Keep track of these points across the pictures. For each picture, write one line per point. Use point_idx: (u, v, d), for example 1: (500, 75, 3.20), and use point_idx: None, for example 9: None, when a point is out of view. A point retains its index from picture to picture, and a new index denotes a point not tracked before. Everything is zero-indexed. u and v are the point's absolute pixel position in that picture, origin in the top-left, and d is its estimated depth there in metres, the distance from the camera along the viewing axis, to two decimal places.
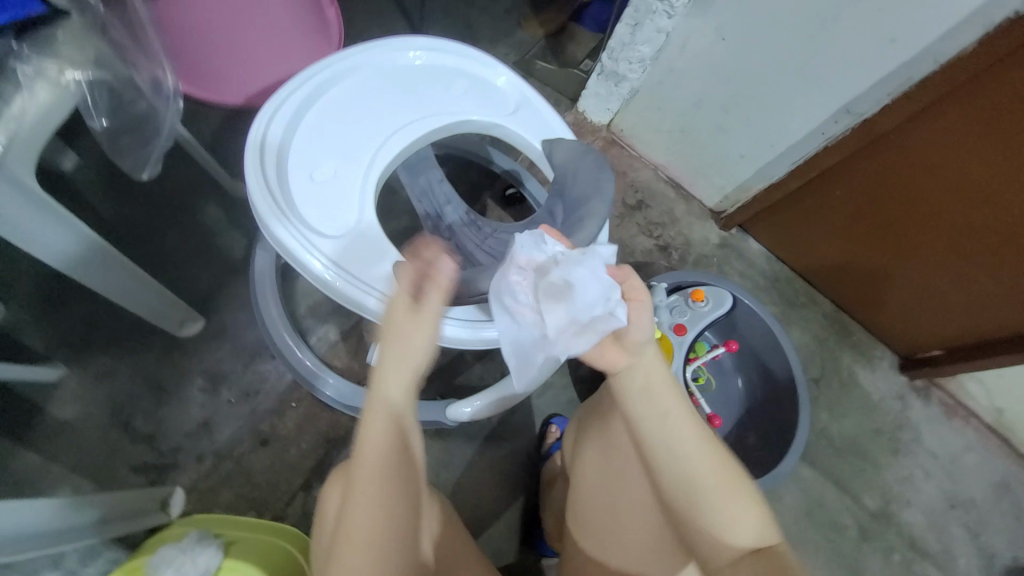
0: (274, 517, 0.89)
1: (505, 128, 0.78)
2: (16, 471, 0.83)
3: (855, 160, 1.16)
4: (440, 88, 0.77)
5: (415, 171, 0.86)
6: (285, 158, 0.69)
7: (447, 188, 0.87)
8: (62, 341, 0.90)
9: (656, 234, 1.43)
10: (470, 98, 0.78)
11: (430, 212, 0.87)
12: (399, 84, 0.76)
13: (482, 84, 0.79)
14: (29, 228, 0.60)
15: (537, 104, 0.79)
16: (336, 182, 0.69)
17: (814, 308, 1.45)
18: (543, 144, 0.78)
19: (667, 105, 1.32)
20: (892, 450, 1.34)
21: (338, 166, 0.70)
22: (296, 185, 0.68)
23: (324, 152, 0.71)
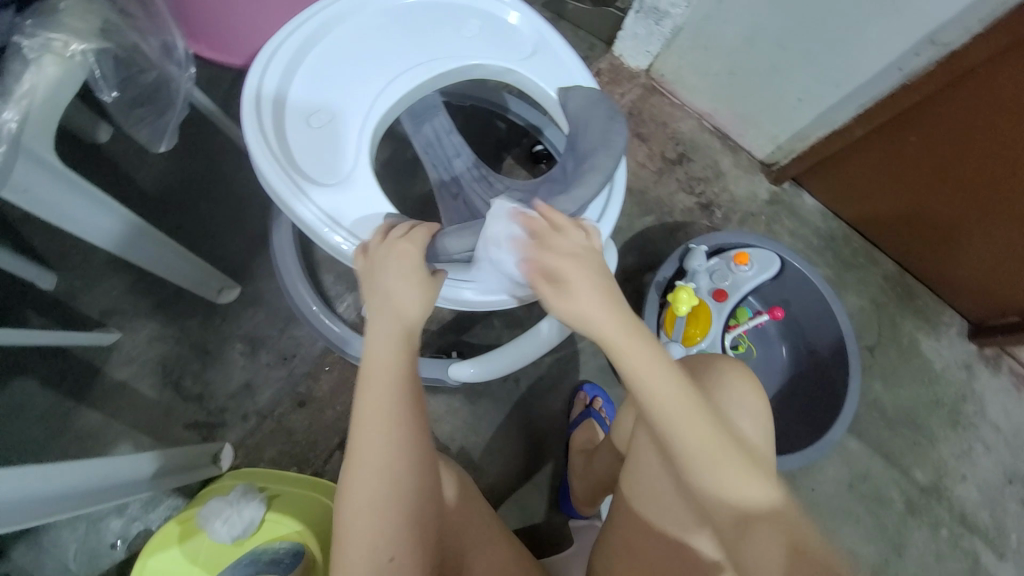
0: (314, 473, 0.94)
1: (519, 72, 0.73)
2: (84, 426, 0.91)
3: (934, 103, 1.01)
4: (445, 30, 0.72)
5: (421, 122, 0.83)
6: (291, 119, 0.66)
7: (455, 139, 0.84)
8: (115, 308, 0.96)
9: (697, 191, 1.32)
10: (479, 39, 0.73)
11: (437, 164, 0.84)
12: (401, 27, 0.71)
13: (494, 23, 0.74)
14: (62, 206, 0.61)
15: (551, 44, 0.74)
16: (344, 140, 0.66)
17: (874, 269, 1.33)
18: (559, 91, 0.72)
19: (714, 45, 1.18)
20: (951, 423, 1.24)
21: (346, 125, 0.67)
22: (296, 138, 0.65)
23: (324, 101, 0.67)
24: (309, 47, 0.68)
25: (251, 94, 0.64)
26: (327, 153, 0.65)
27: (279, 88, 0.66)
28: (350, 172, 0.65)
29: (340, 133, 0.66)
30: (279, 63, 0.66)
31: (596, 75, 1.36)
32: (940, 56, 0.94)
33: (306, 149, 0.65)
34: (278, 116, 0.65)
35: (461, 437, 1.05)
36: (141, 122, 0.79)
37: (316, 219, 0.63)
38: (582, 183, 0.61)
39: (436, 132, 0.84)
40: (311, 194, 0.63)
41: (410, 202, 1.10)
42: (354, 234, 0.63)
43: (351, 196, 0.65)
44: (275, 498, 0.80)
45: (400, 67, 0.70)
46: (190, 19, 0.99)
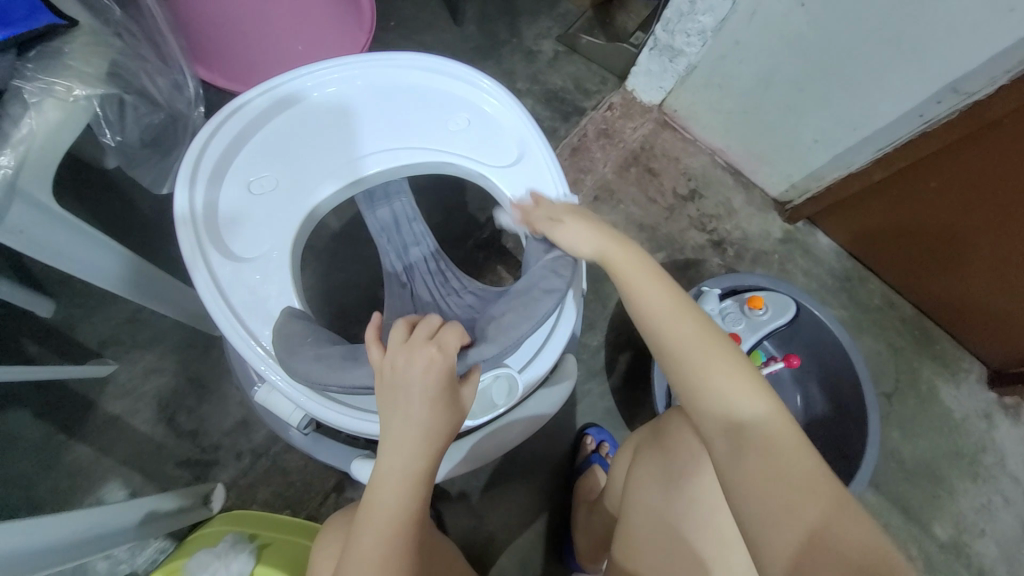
0: (307, 517, 0.90)
1: (490, 176, 0.68)
2: (74, 461, 0.88)
3: (955, 149, 0.99)
4: (427, 121, 0.68)
5: (378, 203, 0.77)
6: (231, 176, 0.64)
7: (418, 228, 0.80)
8: (113, 338, 0.94)
9: (709, 228, 1.30)
10: (462, 135, 0.69)
11: (393, 250, 0.79)
12: (381, 111, 0.68)
13: (486, 119, 0.69)
14: (61, 248, 0.60)
15: (536, 153, 0.68)
16: (277, 216, 0.64)
17: (891, 312, 1.29)
18: (528, 209, 0.67)
19: (728, 84, 1.17)
20: (972, 475, 1.19)
21: (283, 201, 0.64)
22: (229, 197, 0.63)
23: (272, 166, 0.65)
24: (284, 104, 0.66)
25: (200, 139, 0.62)
26: (255, 222, 0.63)
27: (234, 139, 0.64)
28: (271, 250, 0.63)
29: (272, 207, 0.64)
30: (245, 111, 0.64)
31: (608, 109, 1.35)
32: (961, 104, 0.92)
33: (236, 212, 0.63)
34: (223, 169, 0.63)
35: (461, 481, 1.01)
36: (145, 166, 0.84)
37: (215, 301, 0.59)
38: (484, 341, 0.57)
39: (395, 216, 0.79)
40: (218, 265, 0.60)
41: None
42: (250, 323, 0.60)
43: (264, 276, 0.62)
44: (265, 546, 0.77)
45: (360, 152, 0.67)
46: (207, 51, 0.99)
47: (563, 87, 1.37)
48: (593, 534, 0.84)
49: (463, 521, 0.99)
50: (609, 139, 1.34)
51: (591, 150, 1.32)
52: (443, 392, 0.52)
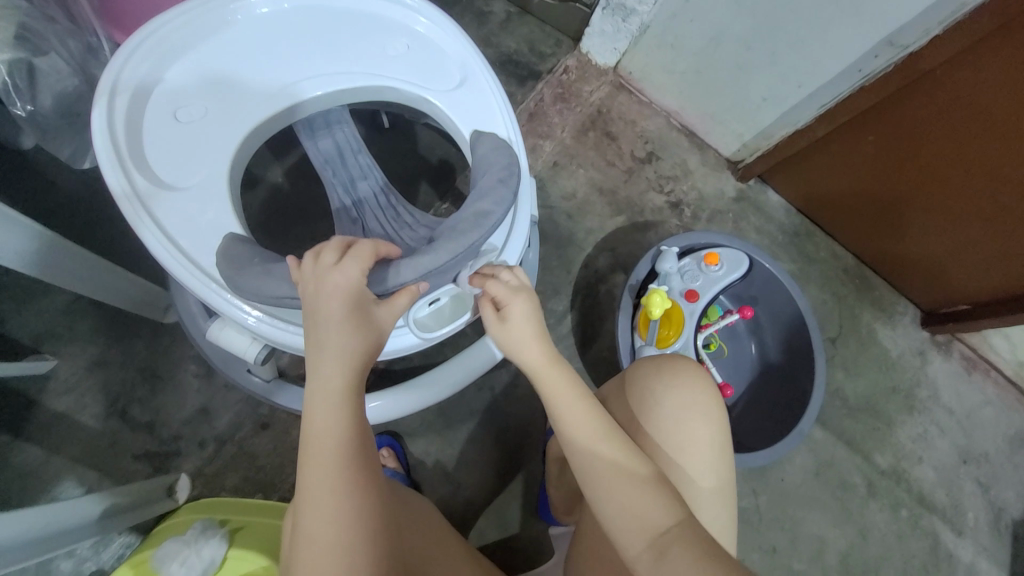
0: (281, 498, 0.89)
1: (437, 102, 0.65)
2: (17, 464, 0.83)
3: (892, 101, 1.04)
4: (365, 46, 0.65)
5: (319, 133, 0.72)
6: (152, 120, 0.58)
7: (365, 160, 0.74)
8: (48, 332, 0.88)
9: (667, 189, 1.33)
10: (404, 61, 0.66)
11: (339, 185, 0.73)
12: (314, 37, 0.64)
13: (426, 48, 0.66)
14: None
15: (481, 78, 0.66)
16: (208, 149, 0.59)
17: (835, 263, 1.37)
18: (475, 131, 0.65)
19: (681, 44, 1.18)
20: (908, 408, 1.31)
21: (211, 132, 0.59)
22: (158, 139, 0.58)
23: (197, 101, 0.60)
24: (195, 42, 0.61)
25: (113, 83, 0.57)
26: (191, 159, 0.58)
27: (153, 80, 0.59)
28: (209, 182, 0.58)
29: (203, 141, 0.59)
30: (156, 56, 0.59)
31: (564, 72, 1.33)
32: (896, 57, 0.97)
33: (167, 155, 0.58)
34: (139, 116, 0.58)
35: (437, 450, 1.02)
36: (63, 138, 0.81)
37: (167, 252, 0.55)
38: (436, 246, 0.55)
39: (339, 148, 0.73)
40: (162, 211, 0.56)
41: None
42: (204, 264, 0.56)
43: (206, 217, 0.57)
44: (239, 531, 0.75)
45: (290, 80, 0.62)
46: None
47: (517, 51, 1.33)
48: (564, 485, 0.87)
49: (441, 490, 1.01)
50: (566, 103, 1.32)
51: (548, 115, 1.31)
52: (349, 316, 0.51)
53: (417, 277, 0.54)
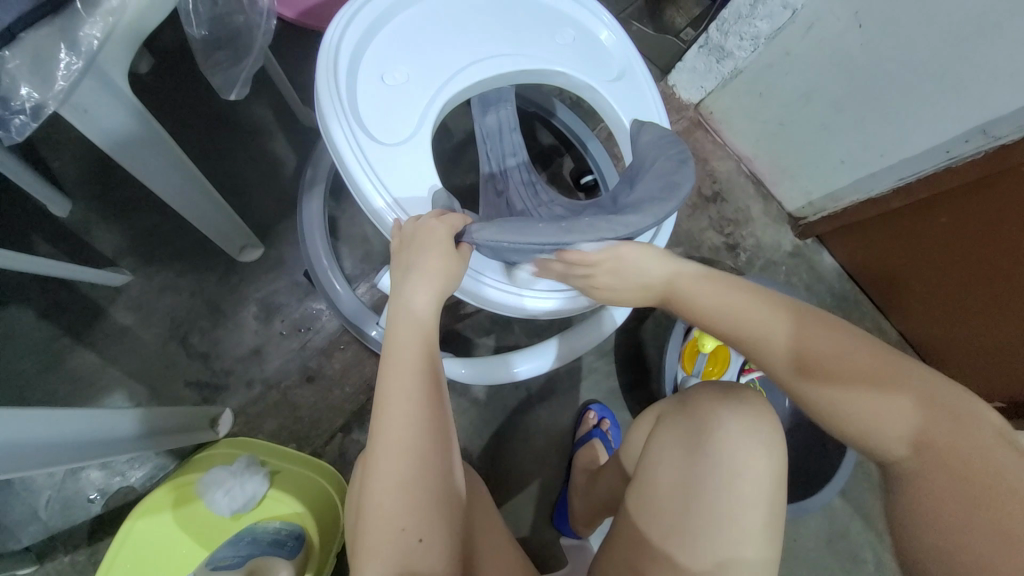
0: (312, 453, 0.91)
1: (599, 90, 0.74)
2: (76, 366, 0.86)
3: (969, 190, 1.05)
4: (541, 31, 0.73)
5: (488, 110, 0.85)
6: (364, 66, 0.66)
7: (516, 138, 0.87)
8: (128, 248, 0.91)
9: (726, 231, 1.34)
10: (571, 50, 0.74)
11: (492, 156, 0.87)
12: (499, 15, 0.71)
13: (589, 41, 0.75)
14: (105, 124, 0.58)
15: (637, 74, 0.75)
16: (413, 102, 0.66)
17: (878, 336, 1.37)
18: (634, 122, 0.74)
19: (770, 94, 1.20)
20: None
21: (414, 89, 0.67)
22: (368, 86, 0.65)
23: (401, 56, 0.67)
24: (400, 6, 0.67)
25: (336, 31, 0.63)
26: (396, 108, 0.65)
27: (366, 30, 0.65)
28: (411, 132, 0.65)
29: (406, 89, 0.66)
30: (367, 11, 0.65)
31: None
32: (987, 146, 0.98)
33: (376, 102, 0.65)
34: (353, 64, 0.65)
35: (465, 439, 1.03)
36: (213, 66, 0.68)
37: (369, 184, 0.62)
38: (638, 212, 0.57)
39: (499, 125, 0.86)
40: (370, 149, 0.63)
41: (450, 191, 1.08)
42: (401, 200, 0.63)
43: (402, 161, 0.64)
44: (277, 474, 0.76)
45: (482, 53, 0.70)
46: None
47: None
48: (591, 497, 0.87)
49: None
50: None
51: None
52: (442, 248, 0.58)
53: (626, 235, 0.56)
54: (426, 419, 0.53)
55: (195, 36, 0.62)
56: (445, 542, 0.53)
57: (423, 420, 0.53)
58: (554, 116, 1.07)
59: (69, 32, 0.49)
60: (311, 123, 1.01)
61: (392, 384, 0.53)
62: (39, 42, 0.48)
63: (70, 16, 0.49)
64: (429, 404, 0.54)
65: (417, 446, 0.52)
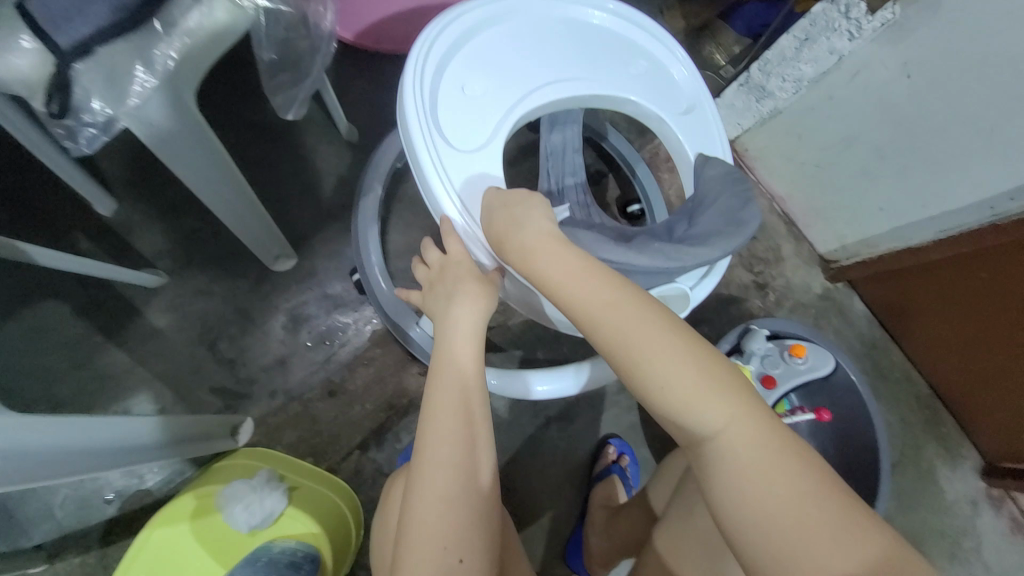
0: (328, 468, 0.90)
1: (668, 123, 0.75)
2: (107, 364, 0.87)
3: (1013, 249, 1.02)
4: (617, 61, 0.74)
5: (555, 128, 0.88)
6: (447, 77, 0.68)
7: (576, 160, 0.91)
8: (167, 250, 0.92)
9: (756, 269, 1.33)
10: (644, 81, 0.75)
11: (552, 174, 0.90)
12: (579, 43, 0.73)
13: (662, 74, 0.76)
14: (168, 138, 0.60)
15: (705, 112, 0.76)
16: (489, 116, 0.68)
17: (908, 388, 1.33)
18: (700, 157, 0.75)
19: (810, 136, 1.19)
20: (951, 557, 1.24)
21: (491, 103, 0.68)
22: (448, 95, 0.67)
23: (482, 70, 0.69)
24: (488, 26, 0.70)
25: (426, 41, 0.66)
26: (472, 120, 0.67)
27: (455, 44, 0.68)
28: (483, 143, 0.66)
29: (485, 100, 0.68)
30: (455, 25, 0.68)
31: None
32: None
33: (454, 112, 0.66)
34: (438, 74, 0.67)
35: None
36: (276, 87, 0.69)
37: (438, 184, 0.63)
38: (710, 244, 0.65)
39: (563, 144, 0.90)
40: (443, 153, 0.64)
41: None
42: (467, 203, 0.63)
43: (472, 169, 0.65)
44: (296, 491, 0.75)
45: (560, 75, 0.71)
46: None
47: None
48: (612, 534, 0.85)
49: None
50: None
51: None
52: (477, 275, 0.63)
53: (693, 265, 0.65)
54: (464, 443, 0.57)
55: (263, 59, 0.62)
56: (484, 559, 0.56)
57: (462, 445, 0.57)
58: (606, 139, 1.10)
59: (145, 51, 0.50)
60: (353, 140, 1.03)
61: (435, 443, 0.56)
62: (112, 55, 0.49)
63: (147, 33, 0.50)
64: (466, 427, 0.58)
65: (456, 473, 0.56)
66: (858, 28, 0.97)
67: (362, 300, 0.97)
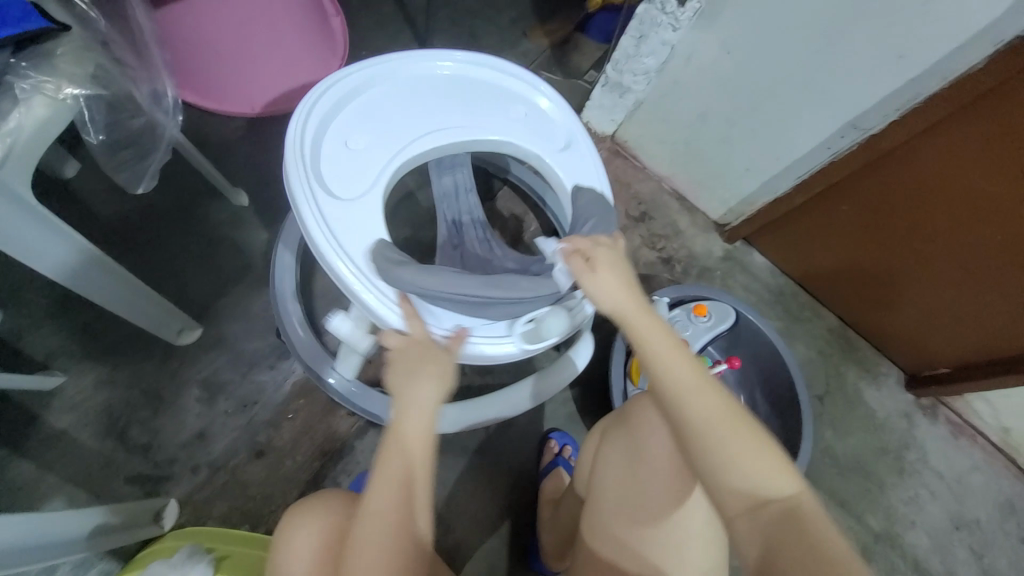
0: (268, 530, 0.88)
1: (546, 159, 0.80)
2: (9, 480, 0.83)
3: (857, 177, 1.15)
4: (495, 107, 0.79)
5: (445, 172, 0.90)
6: (332, 133, 0.72)
7: (472, 198, 0.92)
8: (60, 349, 0.90)
9: (659, 246, 1.42)
10: (522, 123, 0.80)
11: (448, 217, 0.91)
12: (458, 94, 0.79)
13: (541, 114, 0.81)
14: (18, 236, 0.60)
15: (583, 147, 0.81)
16: (369, 169, 0.72)
17: (820, 323, 1.44)
18: (576, 186, 0.79)
19: (673, 118, 1.31)
20: (897, 469, 1.33)
21: (373, 155, 0.72)
22: (332, 149, 0.71)
23: (365, 125, 0.74)
24: (372, 85, 0.75)
25: (310, 103, 0.71)
26: (354, 173, 0.71)
27: (339, 103, 0.73)
28: (365, 195, 0.70)
29: (360, 156, 0.72)
30: (338, 86, 0.73)
31: None
32: (861, 138, 1.08)
33: (337, 166, 0.70)
34: (324, 132, 0.71)
35: None
36: (121, 170, 0.75)
37: (320, 233, 0.65)
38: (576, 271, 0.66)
39: (456, 186, 0.91)
40: (326, 205, 0.67)
41: None
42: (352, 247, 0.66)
43: (355, 221, 0.68)
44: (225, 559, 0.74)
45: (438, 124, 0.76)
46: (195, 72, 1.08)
47: None
48: (557, 526, 0.87)
49: None
50: None
51: None
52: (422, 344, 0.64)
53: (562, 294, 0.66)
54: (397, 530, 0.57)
55: (94, 143, 0.66)
56: None
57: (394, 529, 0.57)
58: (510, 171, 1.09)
59: None
60: (242, 204, 1.06)
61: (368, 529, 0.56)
62: None
63: None
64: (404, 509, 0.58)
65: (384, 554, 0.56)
66: (677, 20, 1.08)
67: (274, 356, 0.97)
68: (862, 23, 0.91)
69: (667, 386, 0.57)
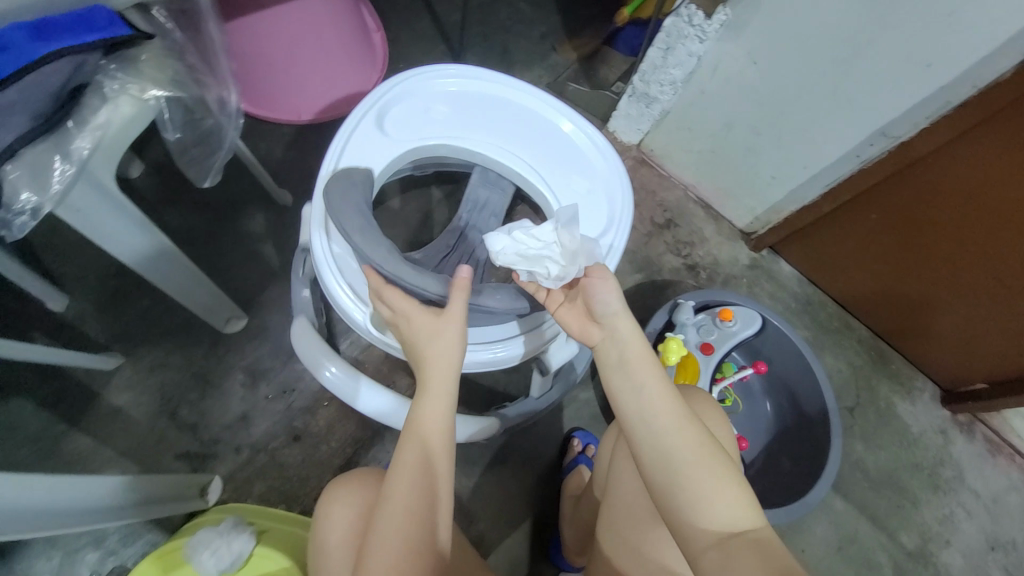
0: (302, 511, 0.93)
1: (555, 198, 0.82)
2: (72, 451, 0.90)
3: (887, 185, 1.15)
4: (546, 148, 0.83)
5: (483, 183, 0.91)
6: (413, 104, 0.81)
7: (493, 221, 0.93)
8: (120, 333, 0.98)
9: (684, 253, 1.44)
10: (561, 168, 0.83)
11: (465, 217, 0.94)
12: (526, 125, 0.84)
13: (587, 170, 0.83)
14: (99, 222, 0.68)
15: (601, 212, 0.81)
16: (407, 136, 0.80)
17: (849, 334, 1.42)
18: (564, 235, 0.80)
19: (698, 127, 1.34)
20: (932, 487, 1.28)
21: (423, 129, 0.81)
22: (404, 112, 0.81)
23: (440, 107, 0.82)
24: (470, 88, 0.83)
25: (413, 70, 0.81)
26: (399, 135, 0.80)
27: (436, 86, 0.82)
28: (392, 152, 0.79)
29: (398, 136, 0.80)
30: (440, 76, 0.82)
31: None
32: (889, 146, 1.09)
33: (396, 127, 0.80)
34: (410, 103, 0.81)
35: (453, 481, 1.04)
36: (191, 163, 0.84)
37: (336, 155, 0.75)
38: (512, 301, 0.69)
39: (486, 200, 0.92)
40: (360, 142, 0.77)
41: None
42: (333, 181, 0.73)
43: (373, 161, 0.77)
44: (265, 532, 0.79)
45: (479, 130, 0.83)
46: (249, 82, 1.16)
47: None
48: (577, 519, 0.88)
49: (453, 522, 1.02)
50: None
51: None
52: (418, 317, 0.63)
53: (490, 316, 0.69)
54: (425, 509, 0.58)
55: (171, 139, 0.75)
56: None
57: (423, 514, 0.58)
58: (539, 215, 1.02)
59: (62, 146, 0.59)
60: (288, 204, 1.13)
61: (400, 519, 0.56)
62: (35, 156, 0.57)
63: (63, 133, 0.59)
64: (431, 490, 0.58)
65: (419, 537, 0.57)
66: (704, 32, 1.12)
67: None
68: (889, 32, 0.93)
69: (642, 431, 0.57)
